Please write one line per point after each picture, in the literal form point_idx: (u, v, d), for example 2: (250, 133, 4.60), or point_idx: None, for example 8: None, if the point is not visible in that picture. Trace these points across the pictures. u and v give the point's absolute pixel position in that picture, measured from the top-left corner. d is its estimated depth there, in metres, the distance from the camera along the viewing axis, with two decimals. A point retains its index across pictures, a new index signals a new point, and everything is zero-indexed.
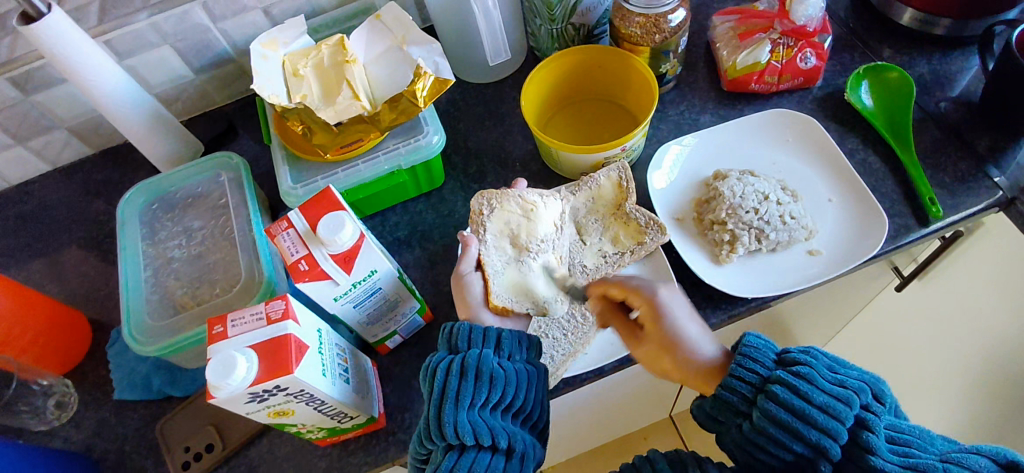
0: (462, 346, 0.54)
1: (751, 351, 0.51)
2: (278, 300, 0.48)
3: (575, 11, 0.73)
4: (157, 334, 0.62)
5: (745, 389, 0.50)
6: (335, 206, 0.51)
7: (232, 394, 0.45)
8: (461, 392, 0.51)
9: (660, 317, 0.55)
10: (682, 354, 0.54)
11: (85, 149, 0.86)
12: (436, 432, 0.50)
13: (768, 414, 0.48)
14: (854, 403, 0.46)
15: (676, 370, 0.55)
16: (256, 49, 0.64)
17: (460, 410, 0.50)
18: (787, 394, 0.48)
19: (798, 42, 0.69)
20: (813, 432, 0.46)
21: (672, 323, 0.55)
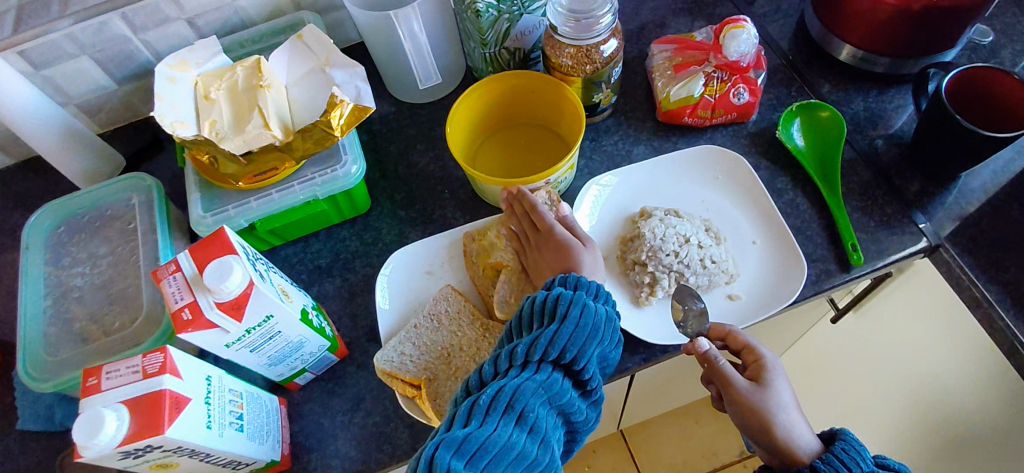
0: (599, 295, 0.54)
1: (857, 443, 0.51)
2: (155, 352, 0.46)
3: (508, 36, 0.71)
4: (55, 369, 0.59)
5: None
6: (225, 250, 0.49)
7: (101, 453, 0.43)
8: (601, 333, 0.50)
9: (768, 377, 0.54)
10: (779, 422, 0.52)
11: (4, 158, 0.82)
12: (566, 350, 0.48)
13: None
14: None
15: (768, 438, 0.53)
16: (163, 74, 0.61)
17: (592, 349, 0.49)
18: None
19: (731, 77, 0.67)
20: None
21: (778, 389, 0.54)
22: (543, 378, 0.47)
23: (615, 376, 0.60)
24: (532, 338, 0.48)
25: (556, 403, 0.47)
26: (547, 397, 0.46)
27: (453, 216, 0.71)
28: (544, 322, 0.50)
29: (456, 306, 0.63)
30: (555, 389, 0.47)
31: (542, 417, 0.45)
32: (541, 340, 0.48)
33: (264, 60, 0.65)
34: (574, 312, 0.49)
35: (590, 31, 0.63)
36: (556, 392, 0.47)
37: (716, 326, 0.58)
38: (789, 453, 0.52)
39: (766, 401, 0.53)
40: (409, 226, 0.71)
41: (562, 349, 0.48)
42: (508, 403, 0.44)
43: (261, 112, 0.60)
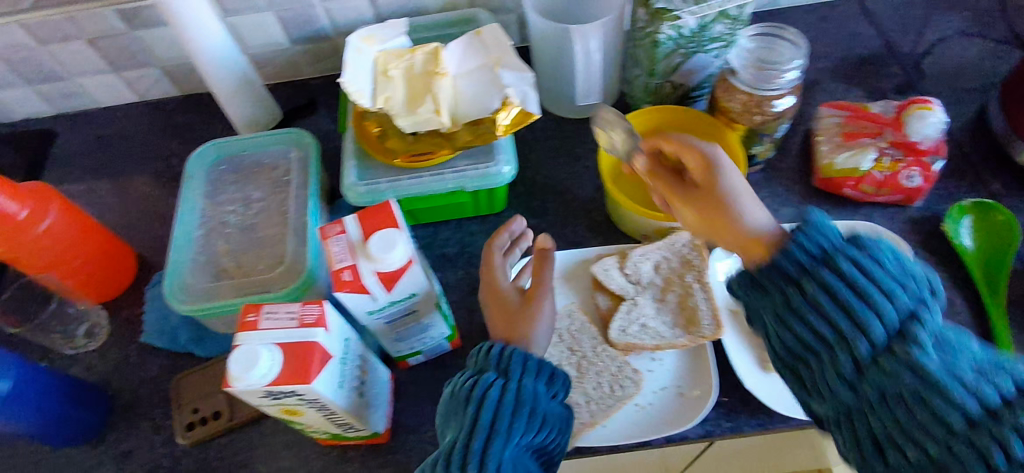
0: (513, 372, 0.49)
1: (823, 223, 0.45)
2: (314, 304, 0.48)
3: (678, 70, 0.71)
4: (196, 295, 0.62)
5: (801, 260, 0.44)
6: (390, 222, 0.50)
7: (249, 387, 0.45)
8: (509, 427, 0.46)
9: (706, 161, 0.50)
10: (732, 200, 0.49)
11: (174, 90, 0.89)
12: (472, 465, 0.44)
13: (826, 274, 0.43)
14: (909, 298, 0.41)
15: (725, 225, 0.49)
16: (355, 48, 0.64)
17: (506, 448, 0.45)
18: (838, 259, 0.43)
19: (907, 157, 0.65)
20: (862, 307, 0.41)
21: (727, 172, 0.50)
22: None
23: (728, 436, 0.57)
24: (445, 453, 0.46)
25: None
26: None
27: (584, 234, 0.71)
28: (459, 416, 0.47)
29: (578, 324, 0.62)
30: None
31: None
32: (451, 453, 0.46)
33: (443, 49, 0.67)
34: (477, 411, 0.47)
35: (770, 83, 0.62)
36: None
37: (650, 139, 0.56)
38: (751, 240, 0.48)
39: (715, 181, 0.50)
40: (539, 235, 0.71)
41: (464, 460, 0.45)
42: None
43: (435, 98, 0.62)
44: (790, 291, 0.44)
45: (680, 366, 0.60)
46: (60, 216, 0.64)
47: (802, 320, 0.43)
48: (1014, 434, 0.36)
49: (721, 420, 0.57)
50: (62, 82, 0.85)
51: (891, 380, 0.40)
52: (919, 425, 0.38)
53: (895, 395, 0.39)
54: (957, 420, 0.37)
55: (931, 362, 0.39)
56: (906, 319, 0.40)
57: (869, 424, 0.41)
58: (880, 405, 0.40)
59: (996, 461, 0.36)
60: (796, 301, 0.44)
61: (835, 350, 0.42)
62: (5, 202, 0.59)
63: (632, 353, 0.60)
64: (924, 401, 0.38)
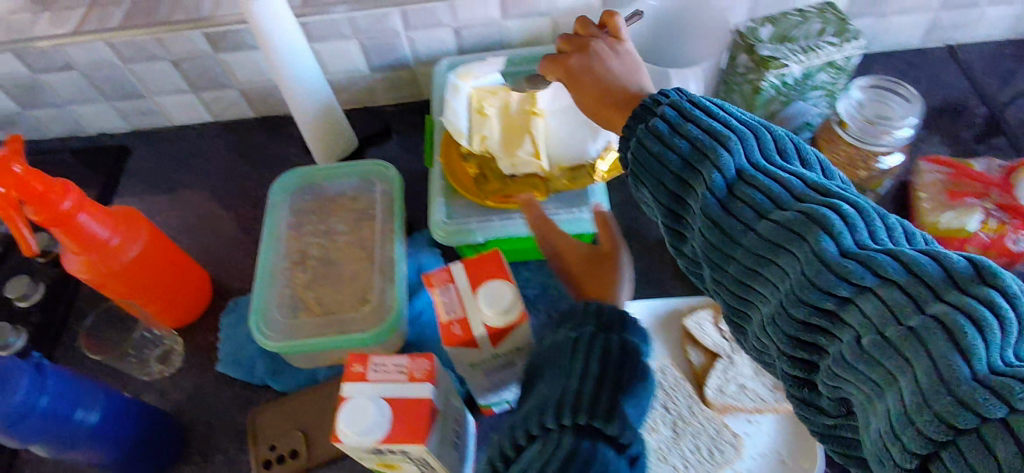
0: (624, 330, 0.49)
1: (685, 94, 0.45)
2: (422, 358, 0.47)
3: (775, 116, 0.69)
4: (281, 330, 0.61)
5: (649, 108, 0.44)
6: (500, 274, 0.49)
7: (359, 445, 0.43)
8: (630, 381, 0.45)
9: (578, 41, 0.54)
10: (598, 63, 0.52)
11: (248, 111, 0.88)
12: (584, 410, 0.43)
13: (660, 120, 0.42)
14: (741, 136, 0.39)
15: (589, 81, 0.51)
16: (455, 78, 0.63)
17: (629, 403, 0.44)
18: (697, 111, 0.41)
19: (1014, 220, 0.63)
20: (679, 147, 0.40)
21: (594, 46, 0.53)
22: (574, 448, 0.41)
23: None
24: (548, 399, 0.45)
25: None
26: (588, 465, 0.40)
27: (671, 283, 0.67)
28: (568, 364, 0.47)
29: (671, 381, 0.61)
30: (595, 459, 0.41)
31: None
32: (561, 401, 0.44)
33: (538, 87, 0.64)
34: (592, 359, 0.46)
35: (878, 137, 0.60)
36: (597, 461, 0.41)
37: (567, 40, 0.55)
38: (626, 100, 0.49)
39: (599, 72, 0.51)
40: None
41: (580, 406, 0.43)
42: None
43: (534, 140, 0.63)
44: (646, 139, 0.42)
45: (780, 432, 0.57)
46: (148, 242, 0.63)
47: (656, 163, 0.41)
48: (873, 262, 0.31)
49: None
50: (141, 100, 0.85)
51: (726, 205, 0.37)
52: (754, 252, 0.36)
53: (732, 220, 0.37)
54: (817, 247, 0.33)
55: (759, 199, 0.36)
56: (774, 160, 0.38)
57: (720, 266, 0.38)
58: (717, 241, 0.37)
59: (838, 291, 0.32)
60: (643, 151, 0.42)
61: (675, 187, 0.40)
62: (98, 229, 0.58)
63: (727, 414, 0.59)
64: (759, 221, 0.36)
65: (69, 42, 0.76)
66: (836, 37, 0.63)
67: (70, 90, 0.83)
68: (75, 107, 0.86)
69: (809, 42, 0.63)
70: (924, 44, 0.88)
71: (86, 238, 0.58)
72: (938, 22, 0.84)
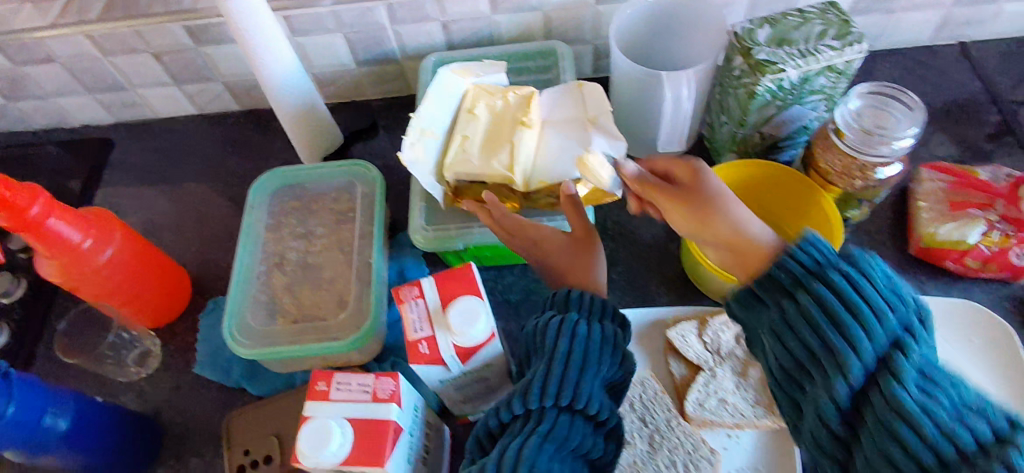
0: (577, 308, 0.52)
1: (815, 238, 0.43)
2: (387, 376, 0.45)
3: (770, 121, 0.66)
4: (256, 337, 0.60)
5: (794, 268, 0.43)
6: (471, 291, 0.48)
7: (319, 464, 0.42)
8: (592, 357, 0.48)
9: (695, 175, 0.48)
10: (721, 205, 0.47)
11: (233, 103, 0.87)
12: (562, 394, 0.46)
13: (824, 298, 0.40)
14: (906, 316, 0.39)
15: (714, 234, 0.48)
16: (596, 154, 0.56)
17: (593, 382, 0.47)
18: (853, 287, 0.40)
19: (1018, 233, 0.60)
20: (855, 329, 0.39)
21: (713, 181, 0.48)
22: (545, 428, 0.45)
23: None
24: (526, 384, 0.47)
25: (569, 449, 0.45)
26: (556, 446, 0.44)
27: (655, 289, 0.67)
28: (544, 346, 0.49)
29: (651, 394, 0.58)
30: (561, 437, 0.45)
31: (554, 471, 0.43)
32: (536, 385, 0.46)
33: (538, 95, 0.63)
34: (562, 343, 0.48)
35: (875, 147, 0.57)
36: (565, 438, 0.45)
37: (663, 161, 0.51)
38: (778, 268, 0.45)
39: (693, 194, 0.48)
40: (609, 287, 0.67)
41: (553, 389, 0.46)
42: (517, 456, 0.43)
43: (513, 150, 0.59)
44: (811, 312, 0.40)
45: (759, 446, 0.56)
46: (121, 245, 0.62)
47: (807, 331, 0.40)
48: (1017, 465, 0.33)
49: None
50: (124, 92, 0.84)
51: (892, 398, 0.37)
52: (908, 449, 0.36)
53: (909, 421, 0.36)
54: (963, 447, 0.35)
55: (933, 398, 0.36)
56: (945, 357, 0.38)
57: (869, 454, 0.37)
58: (888, 431, 0.36)
59: None
60: (797, 320, 0.41)
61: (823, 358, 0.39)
62: (69, 232, 0.58)
63: (707, 429, 0.57)
64: (924, 423, 0.36)
65: (49, 34, 0.74)
66: (837, 41, 0.61)
67: (53, 82, 0.82)
68: (58, 99, 0.85)
69: (807, 45, 0.61)
70: (934, 42, 0.84)
71: (57, 242, 0.57)
72: (949, 19, 0.80)
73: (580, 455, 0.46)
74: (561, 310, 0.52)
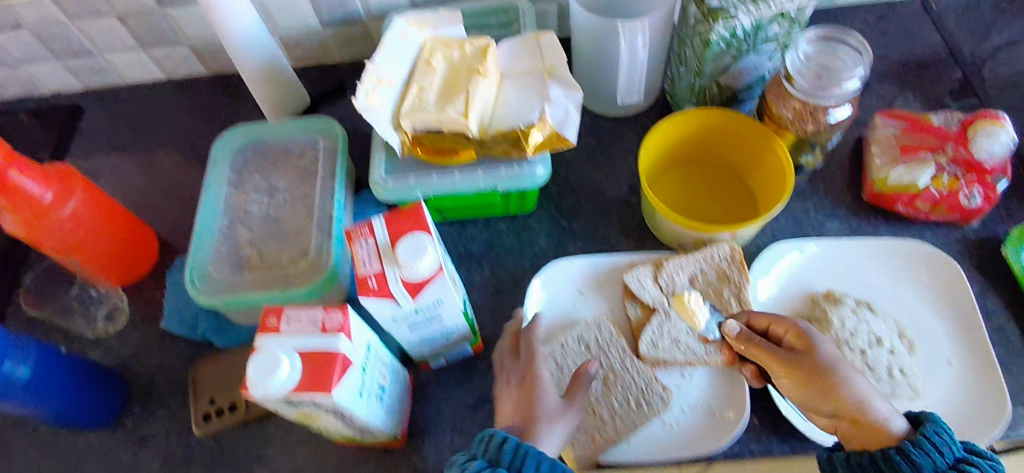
0: (506, 459, 0.46)
1: (946, 431, 0.46)
2: (336, 310, 0.46)
3: (727, 71, 0.66)
4: (218, 286, 0.61)
5: (924, 467, 0.45)
6: (421, 228, 0.48)
7: (267, 395, 0.43)
8: None
9: (807, 341, 0.52)
10: (841, 380, 0.50)
11: (201, 68, 0.88)
12: None
13: None
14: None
15: (838, 404, 0.49)
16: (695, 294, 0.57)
17: None
18: None
19: (967, 175, 0.61)
20: None
21: (825, 350, 0.52)
22: None
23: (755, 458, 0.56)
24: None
25: None
26: None
27: (615, 239, 0.68)
28: None
29: (606, 336, 0.59)
30: None
31: None
32: None
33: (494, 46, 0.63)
34: None
35: (826, 90, 0.58)
36: None
37: (782, 323, 0.54)
38: (861, 426, 0.48)
39: (817, 363, 0.51)
40: (569, 237, 0.69)
41: None
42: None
43: (468, 99, 0.59)
44: None
45: (711, 384, 0.58)
46: (84, 200, 0.63)
47: None
48: None
49: (749, 441, 0.56)
50: (92, 58, 0.84)
51: None
52: None
53: None
54: None
55: None
56: None
57: None
58: None
59: None
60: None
61: None
62: (31, 184, 0.58)
63: (661, 368, 0.59)
64: None
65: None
66: None
67: (20, 49, 0.82)
68: (27, 67, 0.85)
69: None
70: None
71: (20, 194, 0.58)
72: None
73: None
74: (491, 462, 0.47)
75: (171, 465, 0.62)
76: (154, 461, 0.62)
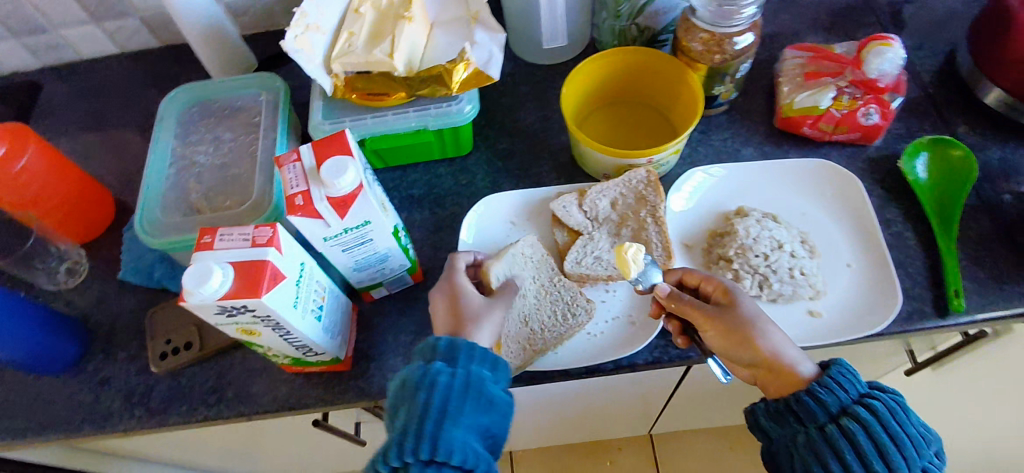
0: (448, 356, 0.50)
1: (852, 373, 0.49)
2: (266, 226, 0.50)
3: (643, 12, 0.70)
4: (168, 229, 0.64)
5: (829, 402, 0.48)
6: (343, 151, 0.52)
7: (203, 301, 0.46)
8: (450, 407, 0.47)
9: (731, 297, 0.54)
10: (759, 332, 0.51)
11: (153, 39, 0.91)
12: (420, 447, 0.46)
13: (856, 432, 0.46)
14: (931, 445, 0.47)
15: (754, 355, 0.51)
16: (636, 246, 0.54)
17: (455, 428, 0.47)
18: (874, 419, 0.47)
19: (865, 95, 0.65)
20: (881, 464, 0.45)
21: (745, 305, 0.53)
22: None
23: (676, 361, 0.60)
24: (401, 439, 0.47)
25: None
26: None
27: (547, 175, 0.72)
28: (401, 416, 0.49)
29: (535, 258, 0.64)
30: None
31: None
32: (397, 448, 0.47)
33: None
34: (425, 394, 0.48)
35: (730, 20, 0.61)
36: None
37: (707, 279, 0.56)
38: (775, 372, 0.51)
39: (738, 315, 0.52)
40: (504, 177, 0.72)
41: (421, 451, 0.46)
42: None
43: (394, 41, 0.64)
44: (832, 449, 0.46)
45: (632, 295, 0.63)
46: (36, 154, 0.67)
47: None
48: None
49: (669, 346, 0.60)
50: (45, 34, 0.87)
51: None
52: None
53: None
54: None
55: None
56: (903, 448, 0.46)
57: None
58: None
59: None
60: (850, 444, 0.46)
61: None
62: None
63: (588, 284, 0.63)
64: None
65: None
66: None
67: None
68: None
69: None
70: None
71: None
72: None
73: None
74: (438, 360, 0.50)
75: (132, 402, 0.65)
76: (115, 399, 0.65)
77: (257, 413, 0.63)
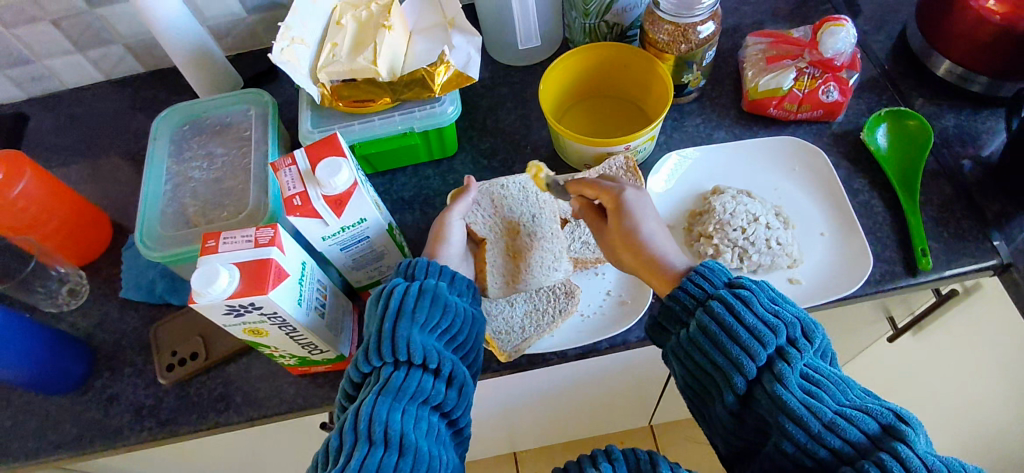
0: (418, 274, 0.55)
1: (715, 270, 0.52)
2: (268, 227, 0.52)
3: (610, 9, 0.74)
4: (166, 242, 0.66)
5: (685, 298, 0.51)
6: (336, 152, 0.54)
7: (212, 301, 0.48)
8: (410, 310, 0.52)
9: (615, 206, 0.59)
10: (635, 238, 0.58)
11: (137, 65, 0.93)
12: (382, 345, 0.50)
13: (711, 318, 0.49)
14: (784, 332, 0.46)
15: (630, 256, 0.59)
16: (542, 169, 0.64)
17: (410, 330, 0.50)
18: (735, 304, 0.48)
19: (824, 74, 0.69)
20: (734, 348, 0.47)
21: (631, 213, 0.58)
22: (382, 383, 0.48)
23: None
24: (368, 345, 0.51)
25: (411, 396, 0.48)
26: (403, 400, 0.47)
27: None
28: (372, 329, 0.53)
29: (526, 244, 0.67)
30: (401, 386, 0.48)
31: (402, 423, 0.46)
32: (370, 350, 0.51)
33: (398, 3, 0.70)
34: (387, 304, 0.52)
35: (691, 11, 0.64)
36: (410, 391, 0.48)
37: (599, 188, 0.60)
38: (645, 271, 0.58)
39: (620, 222, 0.59)
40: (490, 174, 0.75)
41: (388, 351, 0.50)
42: (367, 428, 0.45)
43: (375, 48, 0.67)
44: (695, 339, 0.49)
45: (621, 275, 0.66)
46: (33, 180, 0.68)
47: (698, 365, 0.49)
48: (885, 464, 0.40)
49: None
50: (31, 65, 0.88)
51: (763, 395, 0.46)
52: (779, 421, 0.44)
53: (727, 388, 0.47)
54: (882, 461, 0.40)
55: (789, 393, 0.44)
56: (760, 330, 0.47)
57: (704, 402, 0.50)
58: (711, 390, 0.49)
59: (821, 455, 0.43)
60: (692, 343, 0.49)
61: (720, 382, 0.47)
62: None
63: (579, 267, 0.67)
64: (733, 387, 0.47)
65: None
66: None
67: None
68: None
69: None
70: None
71: None
72: None
73: (432, 406, 0.49)
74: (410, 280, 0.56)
75: (141, 415, 0.66)
76: (124, 414, 0.66)
77: (266, 416, 0.65)
